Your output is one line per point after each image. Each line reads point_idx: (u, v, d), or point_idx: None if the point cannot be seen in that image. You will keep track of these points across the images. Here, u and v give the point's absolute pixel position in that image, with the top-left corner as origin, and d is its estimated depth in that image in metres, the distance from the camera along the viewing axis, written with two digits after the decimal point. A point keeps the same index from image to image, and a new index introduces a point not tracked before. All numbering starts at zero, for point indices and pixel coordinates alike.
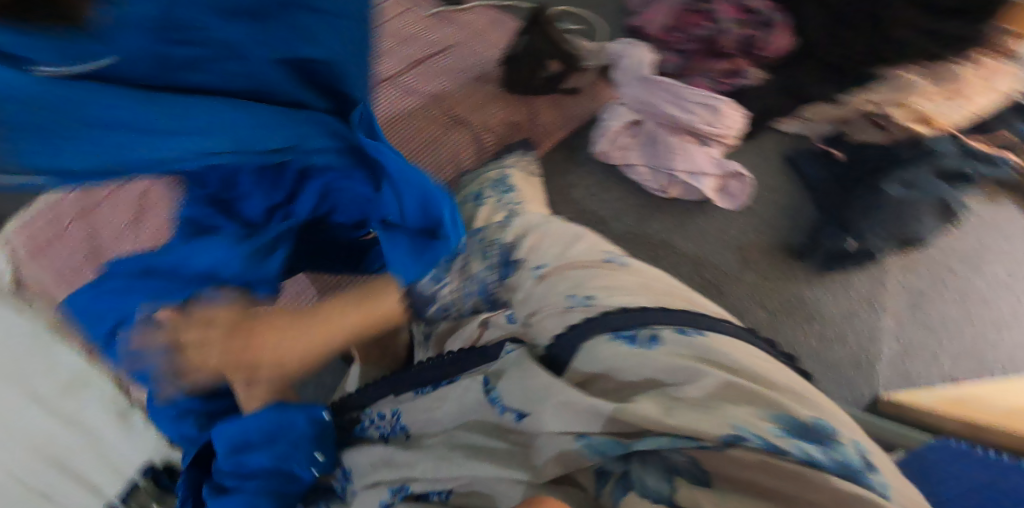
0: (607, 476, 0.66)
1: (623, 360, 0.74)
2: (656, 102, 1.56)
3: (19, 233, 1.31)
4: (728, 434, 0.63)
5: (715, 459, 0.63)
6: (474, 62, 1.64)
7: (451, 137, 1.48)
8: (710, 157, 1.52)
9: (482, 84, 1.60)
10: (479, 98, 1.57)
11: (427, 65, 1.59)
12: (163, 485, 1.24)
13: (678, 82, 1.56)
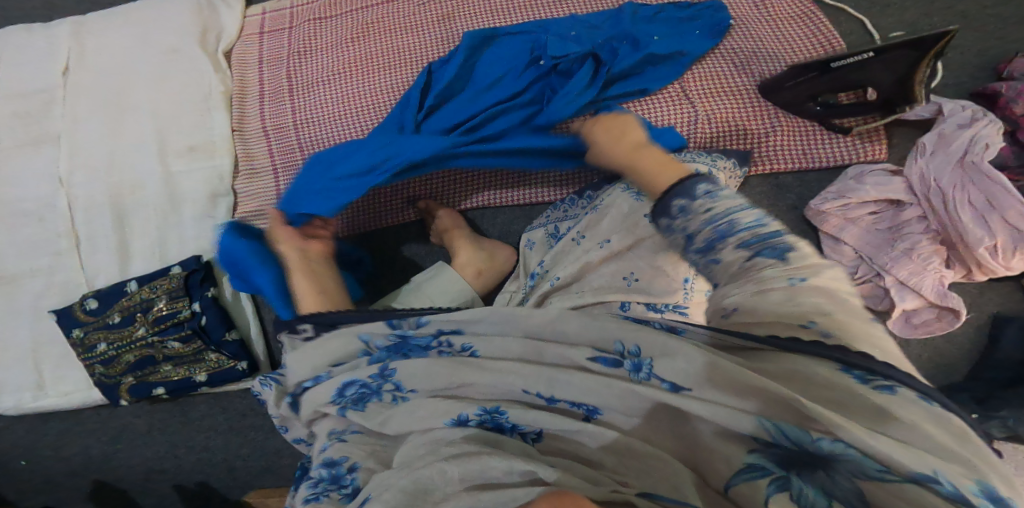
0: (763, 469, 0.59)
1: (795, 374, 0.62)
2: (946, 185, 0.94)
3: (264, 13, 1.19)
4: (923, 474, 0.54)
5: (886, 490, 0.55)
6: (785, 33, 1.08)
7: (716, 99, 1.04)
8: (939, 283, 0.95)
9: (737, 76, 1.05)
10: (723, 89, 1.05)
11: (746, 9, 1.10)
12: (188, 282, 1.07)
13: (1003, 180, 0.91)
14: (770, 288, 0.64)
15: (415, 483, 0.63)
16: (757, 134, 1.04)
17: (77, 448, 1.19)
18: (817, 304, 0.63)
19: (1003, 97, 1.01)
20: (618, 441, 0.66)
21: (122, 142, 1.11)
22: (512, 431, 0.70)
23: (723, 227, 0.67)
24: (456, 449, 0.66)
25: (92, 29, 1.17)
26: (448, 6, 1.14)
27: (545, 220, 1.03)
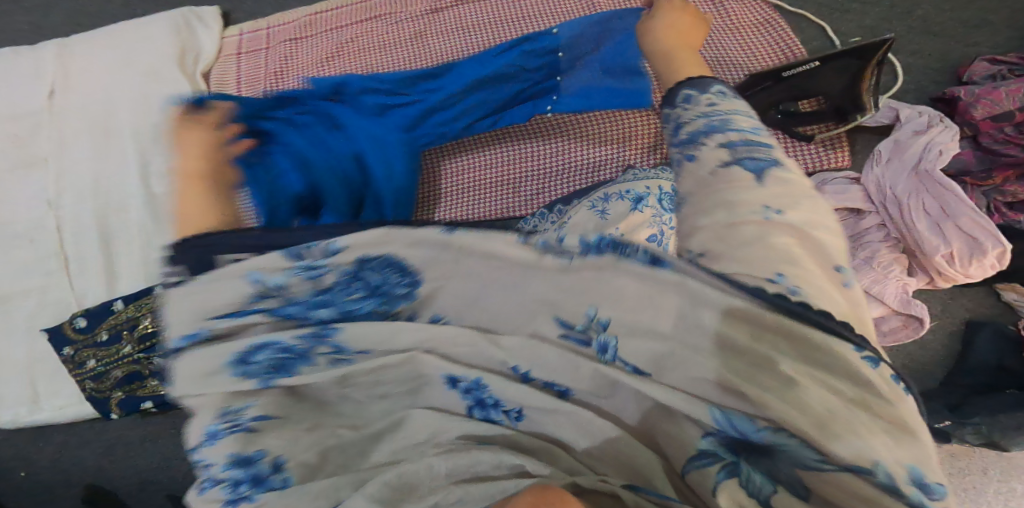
0: (710, 456, 0.53)
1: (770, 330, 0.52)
2: (905, 197, 0.99)
3: (241, 35, 1.22)
4: (864, 467, 0.47)
5: (823, 479, 0.49)
6: (751, 39, 1.09)
7: None
8: (902, 291, 1.00)
9: None
10: None
11: (713, 14, 1.10)
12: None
13: (958, 192, 0.96)
14: (744, 221, 0.56)
15: (401, 477, 0.60)
16: None
17: (80, 455, 1.26)
18: (787, 243, 0.55)
19: (962, 102, 1.03)
20: (612, 442, 0.60)
21: (106, 167, 1.14)
22: (497, 408, 0.63)
23: (716, 122, 0.62)
24: (443, 447, 0.63)
25: (76, 52, 1.18)
26: (420, 24, 1.16)
27: (518, 236, 1.07)
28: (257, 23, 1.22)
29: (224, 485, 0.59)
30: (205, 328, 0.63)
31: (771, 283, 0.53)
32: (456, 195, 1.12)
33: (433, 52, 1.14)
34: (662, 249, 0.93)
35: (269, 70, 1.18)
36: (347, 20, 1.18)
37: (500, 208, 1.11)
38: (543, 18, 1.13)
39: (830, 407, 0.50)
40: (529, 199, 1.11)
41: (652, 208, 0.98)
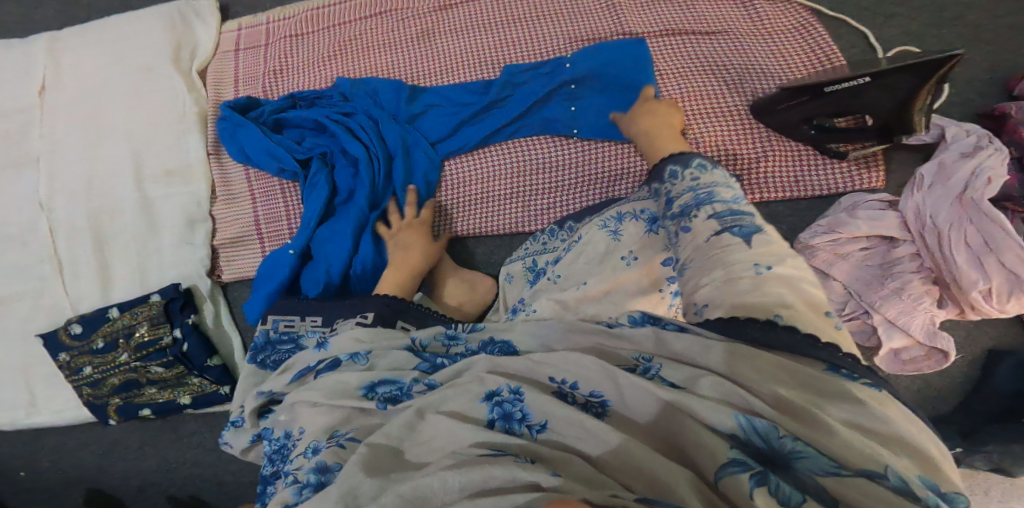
0: (742, 464, 0.55)
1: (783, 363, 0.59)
2: (943, 218, 0.92)
3: (239, 28, 1.16)
4: (875, 470, 0.53)
5: (847, 485, 0.53)
6: (782, 46, 1.01)
7: (705, 116, 1.00)
8: (929, 322, 0.94)
9: (728, 95, 1.00)
10: (714, 111, 1.00)
11: (741, 19, 1.03)
12: (167, 308, 1.08)
13: (1000, 219, 0.89)
14: (739, 276, 0.62)
15: (416, 489, 0.59)
16: (749, 155, 1.00)
17: (76, 457, 1.21)
18: (784, 293, 0.60)
19: (1012, 119, 0.96)
20: (626, 448, 0.60)
21: (99, 167, 1.09)
22: (522, 424, 0.64)
23: (704, 196, 0.70)
24: (457, 457, 0.62)
25: (67, 45, 1.13)
26: (428, 22, 1.09)
27: (526, 251, 1.02)
28: (254, 16, 1.15)
29: (296, 486, 0.64)
30: (361, 354, 0.75)
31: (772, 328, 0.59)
32: (458, 209, 1.06)
33: (442, 51, 1.08)
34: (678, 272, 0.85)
35: (268, 68, 1.12)
36: (351, 16, 1.11)
37: (502, 221, 1.05)
38: (560, 17, 1.06)
39: (835, 425, 0.55)
40: (532, 213, 1.05)
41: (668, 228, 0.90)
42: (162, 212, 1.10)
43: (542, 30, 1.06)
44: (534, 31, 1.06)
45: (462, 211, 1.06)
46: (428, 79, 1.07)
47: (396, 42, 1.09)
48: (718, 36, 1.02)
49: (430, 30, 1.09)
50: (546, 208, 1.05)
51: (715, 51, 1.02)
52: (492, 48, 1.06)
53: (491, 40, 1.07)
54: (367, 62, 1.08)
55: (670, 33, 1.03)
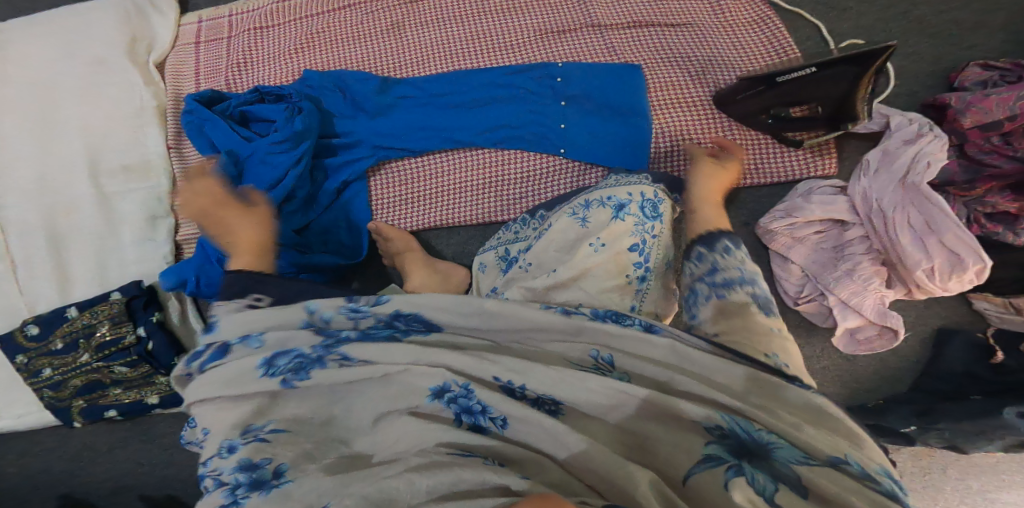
0: (719, 459, 0.63)
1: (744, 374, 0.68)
2: (887, 206, 0.98)
3: (201, 21, 1.15)
4: (837, 458, 0.63)
5: (817, 473, 0.61)
6: (741, 40, 1.05)
7: (671, 106, 1.03)
8: (879, 302, 0.99)
9: (692, 85, 1.03)
10: (680, 101, 1.03)
11: (704, 14, 1.06)
12: (129, 306, 1.05)
13: (943, 205, 0.95)
14: (743, 313, 0.74)
15: (380, 492, 0.62)
16: (715, 143, 1.03)
17: (40, 464, 1.17)
18: (776, 335, 0.72)
19: (952, 110, 1.02)
20: (587, 452, 0.65)
21: (53, 163, 1.06)
22: (483, 416, 0.69)
23: (745, 277, 0.76)
24: (424, 459, 0.66)
25: (14, 37, 1.08)
26: (397, 14, 1.10)
27: (498, 241, 1.04)
28: (218, 10, 1.15)
29: (229, 489, 0.65)
30: (253, 336, 0.75)
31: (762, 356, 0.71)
32: (426, 201, 1.09)
33: (412, 43, 1.09)
34: (641, 261, 0.91)
35: (230, 60, 1.11)
36: (316, 8, 1.11)
37: (472, 212, 1.08)
38: (530, 11, 1.08)
39: (802, 424, 0.65)
40: (496, 205, 1.07)
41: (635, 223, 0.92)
42: (122, 209, 1.08)
43: (510, 22, 1.08)
44: (503, 23, 1.07)
45: (429, 203, 1.09)
46: (400, 71, 1.08)
47: (364, 33, 1.09)
48: (683, 28, 1.05)
49: (397, 21, 1.09)
50: (512, 200, 1.07)
51: (679, 43, 1.05)
52: (463, 40, 1.08)
53: (461, 32, 1.08)
54: (336, 52, 1.09)
55: (637, 25, 1.06)
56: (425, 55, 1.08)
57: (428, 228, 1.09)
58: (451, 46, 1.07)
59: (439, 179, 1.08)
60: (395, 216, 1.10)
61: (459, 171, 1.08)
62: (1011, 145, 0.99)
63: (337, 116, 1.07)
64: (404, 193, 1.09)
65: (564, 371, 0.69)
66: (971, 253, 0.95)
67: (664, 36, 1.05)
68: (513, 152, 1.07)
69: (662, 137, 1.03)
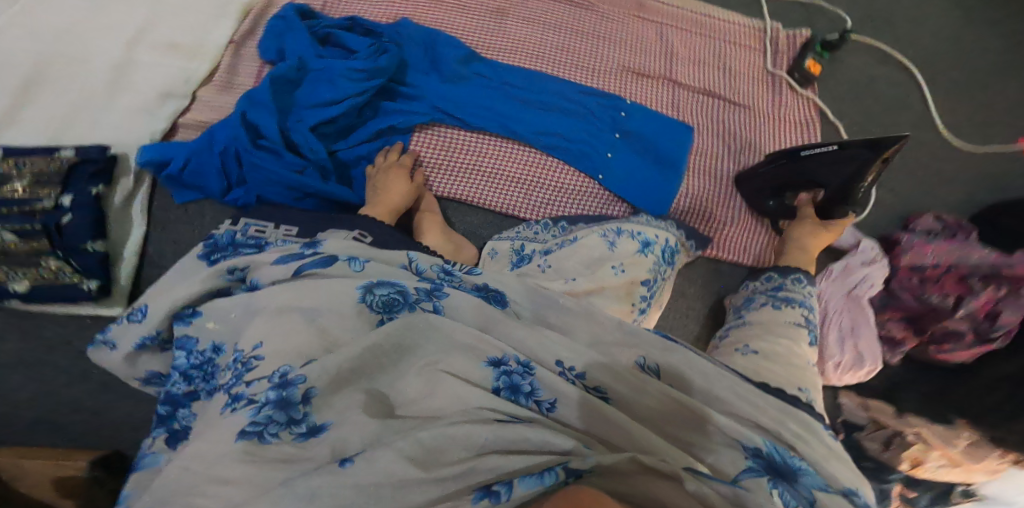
0: (758, 473, 0.80)
1: (772, 405, 0.87)
2: (829, 306, 1.23)
3: None
4: (849, 488, 0.82)
5: (833, 499, 0.79)
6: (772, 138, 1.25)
7: (699, 172, 1.22)
8: None
9: (724, 162, 1.23)
10: (707, 170, 1.22)
11: (749, 108, 1.26)
12: (71, 170, 1.07)
13: (870, 317, 1.21)
14: (790, 357, 0.96)
15: (434, 439, 0.81)
16: (725, 215, 1.21)
17: None
18: (811, 379, 0.94)
19: (900, 246, 1.31)
20: (637, 434, 0.83)
21: (95, 26, 1.16)
22: (530, 396, 0.87)
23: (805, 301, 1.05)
24: (472, 416, 0.84)
25: None
26: (503, 4, 1.25)
27: (520, 232, 1.16)
28: None
29: (259, 406, 0.82)
30: (357, 261, 0.97)
31: (797, 392, 0.91)
32: (466, 175, 1.19)
33: (508, 33, 1.24)
34: (644, 299, 1.07)
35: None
36: None
37: (505, 202, 1.20)
38: (612, 52, 1.25)
39: (823, 455, 0.84)
40: (526, 202, 1.20)
41: (649, 268, 1.10)
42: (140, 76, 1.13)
43: (593, 51, 1.25)
44: (587, 51, 1.25)
45: (468, 179, 1.19)
46: (490, 51, 1.23)
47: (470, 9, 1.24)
48: (738, 108, 1.26)
49: (500, 12, 1.25)
50: (543, 203, 1.20)
51: (721, 121, 1.25)
52: (551, 52, 1.24)
53: (551, 46, 1.24)
54: (439, 17, 1.23)
55: (700, 92, 1.26)
56: (515, 51, 1.23)
57: (459, 199, 1.20)
58: (540, 50, 1.24)
59: (486, 160, 1.20)
60: (432, 177, 1.19)
61: (507, 161, 1.20)
62: (923, 287, 1.29)
63: (411, 69, 1.19)
64: (449, 161, 1.19)
65: (620, 371, 0.87)
66: (872, 361, 1.19)
67: (710, 111, 1.25)
68: (551, 159, 1.21)
69: (683, 196, 1.21)
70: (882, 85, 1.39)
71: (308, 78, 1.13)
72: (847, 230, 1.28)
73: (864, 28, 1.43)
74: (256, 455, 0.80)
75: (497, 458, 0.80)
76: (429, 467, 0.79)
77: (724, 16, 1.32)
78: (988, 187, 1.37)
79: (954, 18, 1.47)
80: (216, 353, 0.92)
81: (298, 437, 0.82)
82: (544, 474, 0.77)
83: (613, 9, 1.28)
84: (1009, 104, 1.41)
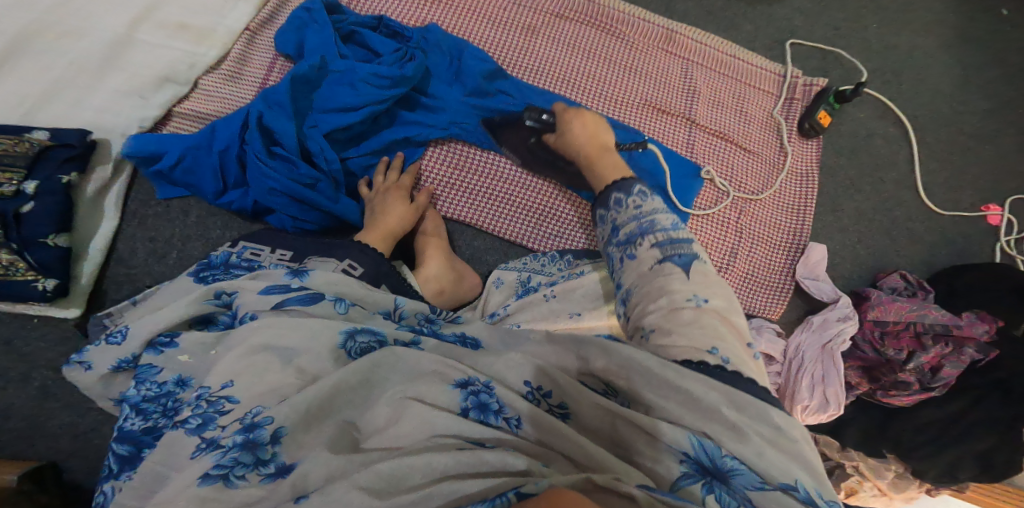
0: (693, 477, 0.75)
1: (707, 393, 0.77)
2: (802, 355, 1.28)
3: None
4: (787, 483, 0.74)
5: (767, 497, 0.73)
6: (775, 189, 1.32)
7: (705, 216, 1.29)
8: None
9: (728, 209, 1.30)
10: (711, 216, 1.29)
11: (756, 156, 1.32)
12: (42, 154, 0.96)
13: (842, 367, 1.24)
14: (681, 307, 0.84)
15: (395, 469, 0.75)
16: (720, 260, 1.29)
17: None
18: (713, 321, 0.83)
19: (868, 301, 1.37)
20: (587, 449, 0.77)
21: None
22: (497, 416, 0.81)
23: (647, 227, 0.91)
24: (437, 442, 0.78)
25: None
26: (534, 21, 1.25)
27: (524, 264, 1.13)
28: None
29: (224, 449, 0.75)
30: (342, 301, 0.90)
31: (707, 355, 0.80)
32: (476, 198, 1.16)
33: (535, 49, 1.24)
34: None
35: None
36: None
37: (510, 231, 1.16)
38: (637, 85, 1.26)
39: (759, 448, 0.76)
40: (533, 233, 1.17)
41: None
42: (137, 57, 1.09)
43: (619, 80, 1.26)
44: (612, 80, 1.25)
45: (478, 202, 1.16)
46: (517, 69, 1.22)
47: (501, 22, 1.24)
48: (749, 155, 1.32)
49: (532, 29, 1.25)
50: (549, 235, 1.17)
51: (729, 165, 1.30)
52: (579, 76, 1.24)
53: (579, 69, 1.24)
54: (471, 27, 1.22)
55: (714, 135, 1.30)
56: (543, 69, 1.23)
57: (466, 222, 1.16)
58: (567, 72, 1.24)
59: (495, 183, 1.16)
60: (441, 199, 1.16)
61: (517, 188, 1.17)
62: (882, 340, 1.35)
63: (435, 79, 1.16)
64: (460, 181, 1.16)
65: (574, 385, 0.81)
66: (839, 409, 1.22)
67: (722, 154, 1.30)
68: (555, 185, 1.17)
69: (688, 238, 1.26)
70: (874, 145, 1.46)
71: (324, 82, 1.07)
72: (828, 284, 1.31)
73: (871, 81, 1.47)
74: (217, 500, 0.73)
75: (453, 483, 0.74)
76: (388, 496, 0.73)
77: (748, 58, 1.35)
78: (949, 249, 1.45)
79: (953, 74, 1.50)
80: (179, 387, 0.83)
81: (265, 479, 0.74)
82: (494, 498, 0.71)
83: (643, 39, 1.29)
84: (992, 174, 1.47)
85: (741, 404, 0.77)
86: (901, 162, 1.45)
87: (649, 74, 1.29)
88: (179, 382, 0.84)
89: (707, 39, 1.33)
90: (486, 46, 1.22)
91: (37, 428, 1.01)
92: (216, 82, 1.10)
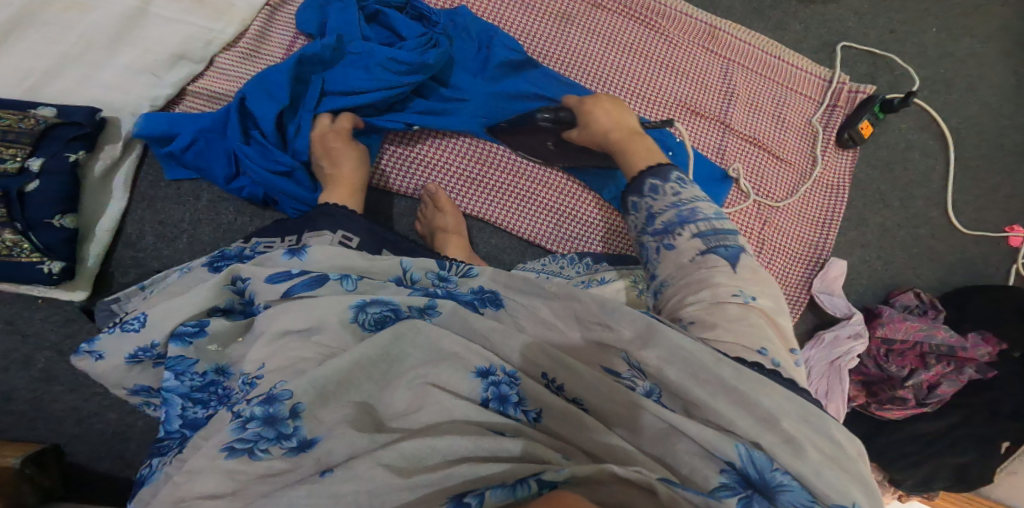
0: (732, 489, 0.64)
1: (771, 394, 0.68)
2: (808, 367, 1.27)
3: None
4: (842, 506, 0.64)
5: None
6: (800, 201, 1.29)
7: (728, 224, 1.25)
8: None
9: (751, 219, 1.26)
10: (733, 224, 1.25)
11: (787, 165, 1.28)
12: (47, 131, 0.97)
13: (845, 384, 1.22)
14: (726, 302, 0.77)
15: (415, 450, 0.67)
16: None
17: None
18: (753, 318, 0.76)
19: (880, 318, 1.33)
20: (617, 448, 0.68)
21: None
22: (517, 409, 0.72)
23: (686, 215, 0.83)
24: (458, 429, 0.70)
25: None
26: (570, 9, 1.20)
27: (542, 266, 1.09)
28: None
29: (239, 422, 0.68)
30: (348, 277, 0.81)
31: (756, 354, 0.73)
32: (492, 193, 1.14)
33: (568, 39, 1.19)
34: None
35: None
36: None
37: (525, 230, 1.14)
38: (671, 84, 1.22)
39: (818, 464, 0.65)
40: (547, 231, 1.14)
41: None
42: (150, 33, 1.08)
43: (653, 77, 1.21)
44: (645, 77, 1.21)
45: (494, 198, 1.14)
46: (548, 60, 1.18)
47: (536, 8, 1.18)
48: (781, 164, 1.27)
49: (567, 17, 1.20)
50: (562, 235, 1.14)
51: (758, 173, 1.26)
52: (612, 71, 1.20)
53: (613, 64, 1.20)
54: (506, 12, 1.17)
55: (748, 140, 1.25)
56: (575, 62, 1.19)
57: (481, 217, 1.14)
58: (599, 66, 1.19)
59: (511, 179, 1.14)
60: (457, 191, 1.13)
61: (532, 185, 1.14)
62: (887, 357, 1.30)
63: (459, 67, 1.12)
64: (476, 175, 1.13)
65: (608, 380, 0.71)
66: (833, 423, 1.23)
67: (752, 161, 1.26)
68: (567, 178, 1.15)
69: None
70: (908, 156, 1.41)
71: (341, 68, 1.05)
72: (841, 299, 1.28)
73: (920, 90, 1.40)
74: (244, 473, 0.67)
75: (468, 469, 0.65)
76: (409, 476, 0.66)
77: (791, 62, 1.28)
78: (966, 269, 1.41)
79: (1005, 88, 1.43)
80: (221, 375, 0.79)
81: (289, 452, 0.68)
82: (515, 485, 0.62)
83: (681, 36, 1.24)
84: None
85: (802, 420, 0.67)
86: (933, 176, 1.41)
87: (685, 73, 1.24)
88: (220, 371, 0.79)
89: (750, 38, 1.27)
90: (518, 33, 1.17)
91: (40, 410, 1.04)
92: (236, 62, 1.12)
